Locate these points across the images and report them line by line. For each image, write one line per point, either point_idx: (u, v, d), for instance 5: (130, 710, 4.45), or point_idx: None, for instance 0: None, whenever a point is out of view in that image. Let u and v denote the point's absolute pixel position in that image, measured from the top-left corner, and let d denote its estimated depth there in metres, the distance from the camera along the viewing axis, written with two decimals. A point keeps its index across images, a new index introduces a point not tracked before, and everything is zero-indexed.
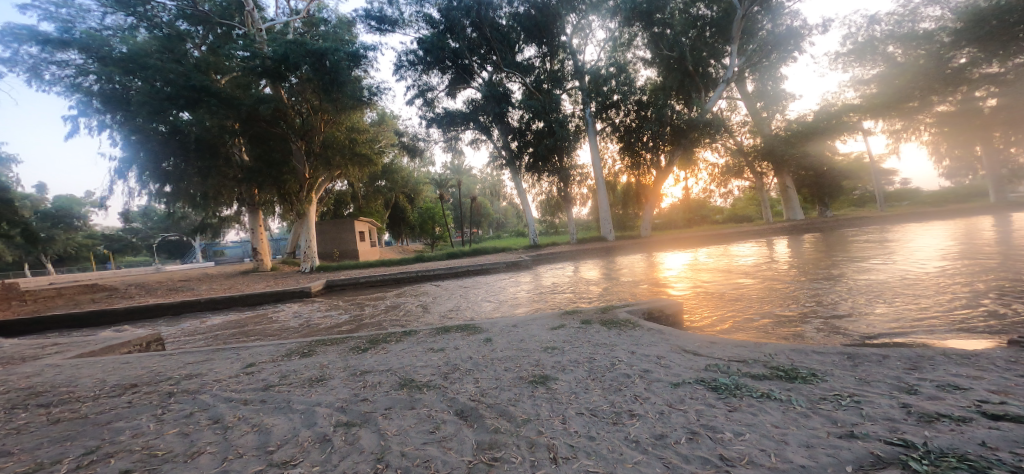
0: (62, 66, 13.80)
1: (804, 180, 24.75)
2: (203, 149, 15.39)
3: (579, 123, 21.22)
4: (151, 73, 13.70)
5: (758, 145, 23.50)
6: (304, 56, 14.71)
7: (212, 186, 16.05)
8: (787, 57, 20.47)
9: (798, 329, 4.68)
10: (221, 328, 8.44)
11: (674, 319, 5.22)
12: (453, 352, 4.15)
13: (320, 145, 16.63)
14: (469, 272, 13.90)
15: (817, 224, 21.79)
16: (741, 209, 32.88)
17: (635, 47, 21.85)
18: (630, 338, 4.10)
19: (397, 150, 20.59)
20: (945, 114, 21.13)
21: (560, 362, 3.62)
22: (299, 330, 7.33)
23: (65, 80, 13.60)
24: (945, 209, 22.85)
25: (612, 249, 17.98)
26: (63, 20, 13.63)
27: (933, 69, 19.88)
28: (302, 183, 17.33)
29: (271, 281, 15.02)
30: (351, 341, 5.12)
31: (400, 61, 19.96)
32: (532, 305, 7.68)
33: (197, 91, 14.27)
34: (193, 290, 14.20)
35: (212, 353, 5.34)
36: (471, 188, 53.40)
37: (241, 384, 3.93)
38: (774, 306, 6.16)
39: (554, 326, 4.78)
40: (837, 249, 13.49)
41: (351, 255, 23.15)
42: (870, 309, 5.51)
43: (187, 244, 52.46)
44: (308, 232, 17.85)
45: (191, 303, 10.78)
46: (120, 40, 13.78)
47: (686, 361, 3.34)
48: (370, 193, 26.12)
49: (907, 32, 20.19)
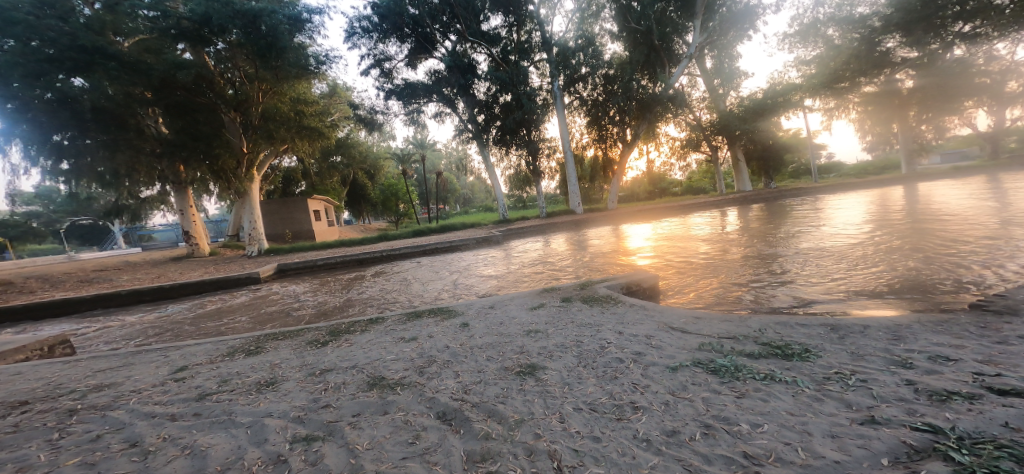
0: None
1: (752, 154, 26.10)
2: (106, 120, 13.48)
3: (547, 97, 20.81)
4: (23, 31, 11.49)
5: (714, 120, 24.44)
6: (232, 17, 12.92)
7: (124, 163, 14.14)
8: (743, 35, 21.12)
9: (773, 296, 4.78)
10: (147, 324, 7.52)
11: (651, 293, 5.16)
12: (427, 341, 3.80)
13: (259, 118, 15.19)
14: (436, 250, 13.38)
15: (766, 194, 23.19)
16: (696, 182, 34.29)
17: (602, 20, 21.62)
18: (615, 317, 3.95)
19: (353, 123, 19.36)
20: (871, 95, 22.76)
21: (546, 347, 3.38)
22: (244, 323, 6.65)
23: None
24: (865, 181, 25.05)
25: (580, 222, 18.05)
26: None
27: (863, 52, 20.96)
28: (240, 159, 15.88)
29: (213, 267, 13.66)
30: (308, 333, 4.61)
31: (354, 28, 18.43)
32: (505, 283, 7.41)
33: (89, 52, 12.24)
34: (114, 281, 12.65)
35: (134, 357, 4.63)
36: (435, 164, 52.23)
37: (170, 394, 3.39)
38: (745, 273, 6.32)
39: (534, 306, 4.54)
40: (780, 218, 14.30)
41: (307, 236, 21.69)
42: (825, 272, 5.79)
43: (108, 229, 47.33)
44: (251, 212, 16.44)
45: (111, 297, 9.55)
46: None
47: (679, 340, 3.20)
48: (324, 170, 24.44)
49: (844, 16, 21.12)
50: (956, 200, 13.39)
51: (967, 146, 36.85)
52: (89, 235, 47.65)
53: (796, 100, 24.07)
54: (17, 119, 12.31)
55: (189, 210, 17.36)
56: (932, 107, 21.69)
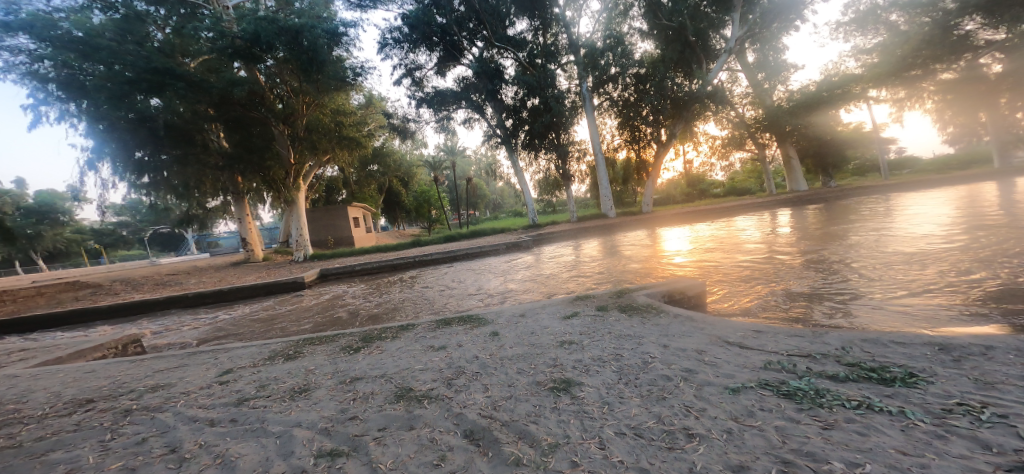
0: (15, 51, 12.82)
1: (807, 151, 24.15)
2: (177, 136, 14.59)
3: (576, 99, 20.42)
4: (107, 57, 12.60)
5: (760, 116, 22.85)
6: (278, 34, 13.65)
7: (193, 175, 15.28)
8: (790, 26, 19.52)
9: (836, 308, 4.20)
10: (206, 326, 7.86)
11: (697, 302, 4.68)
12: (456, 351, 3.59)
13: (304, 129, 15.92)
14: (468, 255, 13.30)
15: (821, 194, 21.31)
16: (741, 181, 32.33)
17: (631, 19, 20.82)
18: (658, 328, 3.55)
19: (387, 133, 19.76)
20: (949, 82, 20.27)
21: (582, 361, 3.06)
22: (290, 326, 6.79)
23: (22, 68, 12.57)
24: (942, 177, 22.38)
25: (615, 226, 17.40)
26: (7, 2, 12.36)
27: (936, 37, 18.70)
28: (289, 170, 16.61)
29: (264, 272, 14.35)
30: (342, 338, 4.56)
31: (385, 40, 18.88)
32: (535, 289, 7.10)
33: (161, 74, 13.30)
34: (182, 284, 13.63)
35: (188, 358, 4.72)
36: (466, 170, 52.77)
37: (213, 397, 3.36)
38: (799, 281, 5.69)
39: (567, 315, 4.22)
40: (841, 219, 13.03)
41: (347, 242, 22.45)
42: (892, 281, 5.11)
43: (180, 236, 51.71)
44: (298, 220, 17.16)
45: (178, 300, 10.22)
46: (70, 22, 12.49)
47: (737, 357, 2.78)
48: (363, 178, 25.25)
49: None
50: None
51: None
52: (166, 243, 52.29)
53: (857, 93, 21.97)
54: (105, 137, 13.59)
55: (246, 219, 18.43)
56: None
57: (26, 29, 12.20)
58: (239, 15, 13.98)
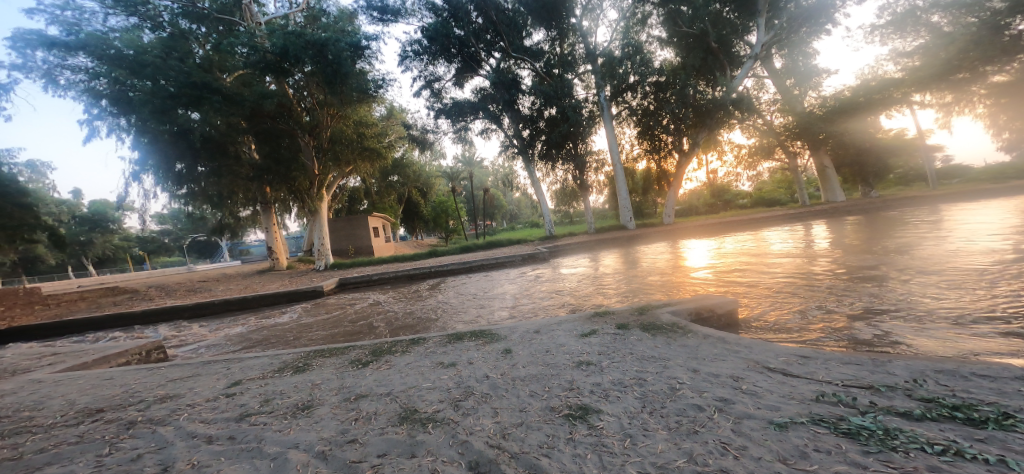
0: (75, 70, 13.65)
1: (844, 160, 22.92)
2: (213, 148, 15.14)
3: (594, 109, 20.23)
4: (151, 72, 13.26)
5: (790, 123, 21.95)
6: (305, 48, 14.08)
7: (226, 186, 15.78)
8: (820, 30, 18.64)
9: (884, 333, 3.79)
10: (228, 334, 7.92)
11: (728, 321, 4.34)
12: (467, 368, 3.40)
13: (328, 140, 16.29)
14: (484, 266, 13.14)
15: (858, 205, 20.19)
16: (769, 191, 31.11)
17: (649, 27, 20.50)
18: (686, 350, 3.25)
19: (408, 144, 19.97)
20: (1000, 86, 18.95)
21: (601, 385, 2.80)
22: (307, 336, 6.74)
23: (81, 85, 13.36)
24: (993, 187, 20.89)
25: (634, 238, 16.94)
26: (69, 24, 13.27)
27: (985, 38, 17.43)
28: (313, 180, 16.91)
29: (288, 280, 14.60)
30: (352, 351, 4.42)
31: (407, 52, 19.21)
32: (553, 303, 6.86)
33: (199, 88, 13.83)
34: (210, 291, 13.98)
35: (201, 367, 4.65)
36: (484, 180, 52.98)
37: (217, 411, 3.23)
38: (837, 299, 5.25)
39: (585, 332, 3.95)
40: (883, 231, 12.23)
41: (367, 252, 22.69)
42: (943, 302, 4.64)
43: (216, 244, 53.85)
44: (321, 229, 17.41)
45: (204, 306, 10.41)
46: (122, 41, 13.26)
47: (781, 387, 2.47)
48: (384, 188, 25.64)
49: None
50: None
51: None
52: (204, 250, 54.59)
53: (897, 98, 20.83)
54: (148, 149, 14.28)
55: (273, 228, 18.85)
56: None
57: (83, 48, 13.01)
58: (269, 29, 14.43)
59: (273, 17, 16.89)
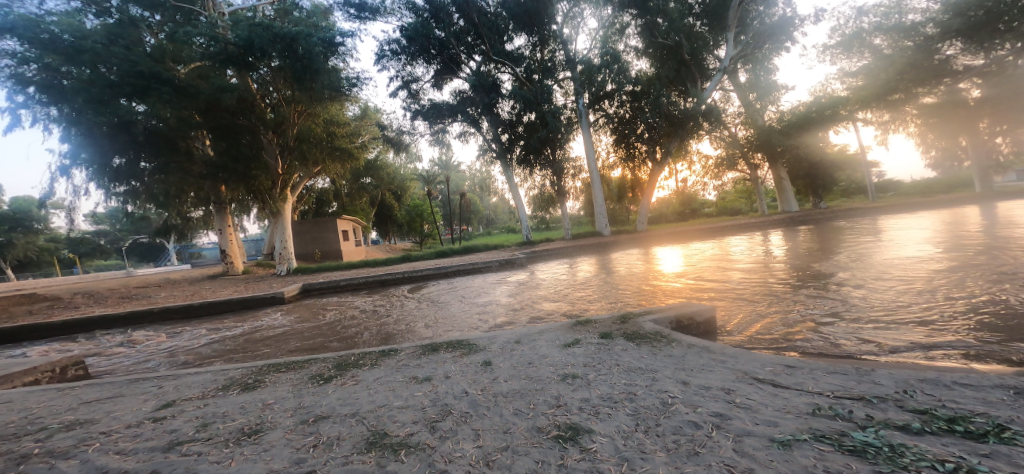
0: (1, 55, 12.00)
1: (798, 172, 24.30)
2: (159, 143, 13.97)
3: (572, 115, 20.32)
4: (90, 60, 12.01)
5: (752, 136, 23.08)
6: (272, 41, 13.23)
7: (173, 184, 14.55)
8: (781, 47, 19.82)
9: (860, 337, 3.84)
10: (170, 345, 7.20)
11: (708, 328, 4.31)
12: (443, 384, 3.13)
13: (295, 139, 15.53)
14: (459, 271, 12.78)
15: (813, 215, 21.37)
16: (731, 201, 32.53)
17: (627, 37, 20.97)
18: (673, 360, 3.14)
19: (382, 145, 19.38)
20: (931, 106, 20.68)
21: (589, 401, 2.61)
22: (263, 347, 6.21)
23: (6, 70, 11.84)
24: (930, 200, 22.69)
25: (608, 244, 17.16)
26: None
27: (918, 60, 19.18)
28: (275, 180, 15.97)
29: (242, 285, 13.60)
30: (314, 365, 4.03)
31: (383, 51, 18.62)
32: (531, 310, 6.66)
33: (145, 78, 12.74)
34: (150, 298, 12.80)
35: (129, 385, 4.10)
36: (460, 184, 52.43)
37: (140, 440, 2.79)
38: (808, 303, 5.37)
39: (568, 342, 3.77)
40: (839, 239, 12.93)
41: (334, 256, 21.67)
42: (907, 307, 4.81)
43: (160, 247, 50.22)
44: (283, 232, 16.44)
45: (143, 314, 9.48)
46: (57, 25, 11.83)
47: (773, 399, 2.35)
48: (354, 191, 24.83)
49: (894, 24, 19.66)
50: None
51: None
52: (147, 254, 50.68)
53: (844, 115, 22.31)
54: (79, 143, 12.95)
55: (227, 230, 17.62)
56: (1006, 117, 19.42)
57: (9, 30, 11.44)
58: (234, 20, 13.51)
59: (237, 8, 15.96)
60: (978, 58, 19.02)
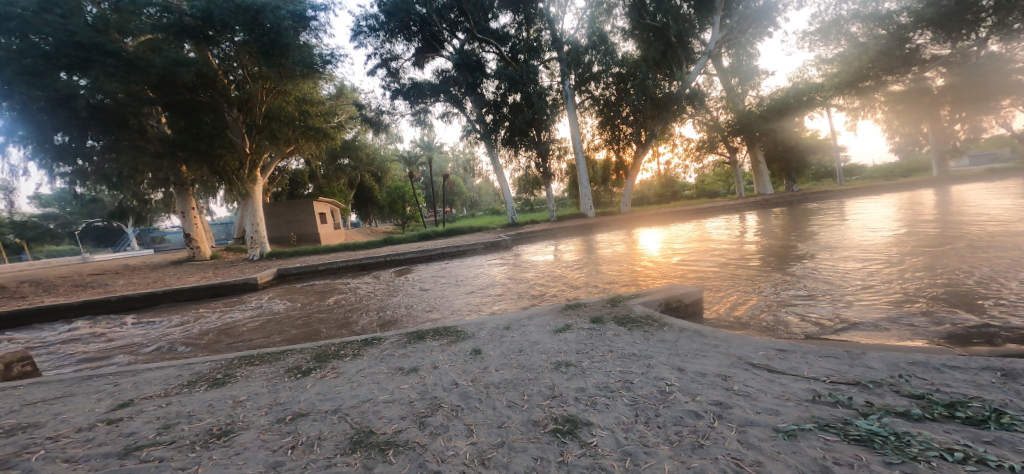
0: None
1: (775, 156, 24.92)
2: (108, 120, 12.95)
3: (558, 96, 19.94)
4: (19, 29, 10.80)
5: (733, 120, 23.44)
6: (234, 13, 12.25)
7: (127, 164, 13.58)
8: (764, 32, 20.03)
9: (843, 314, 3.89)
10: (131, 337, 6.78)
11: (696, 310, 4.30)
12: (430, 375, 2.98)
13: (263, 117, 14.73)
14: (443, 255, 12.52)
15: (789, 197, 21.98)
16: (710, 184, 33.19)
17: (613, 17, 20.62)
18: (667, 345, 3.08)
19: (360, 125, 18.68)
20: (899, 94, 21.34)
21: (585, 391, 2.52)
22: (233, 338, 5.89)
23: None
24: (896, 183, 23.71)
25: (592, 226, 17.20)
26: None
27: (890, 48, 19.67)
28: (243, 160, 15.18)
29: (212, 271, 12.97)
30: (290, 357, 3.80)
31: (360, 27, 17.73)
32: (517, 292, 6.55)
33: (87, 49, 11.65)
34: (109, 286, 12.07)
35: (82, 383, 3.79)
36: (442, 166, 51.57)
37: (91, 445, 2.56)
38: (790, 282, 5.46)
39: (558, 328, 3.67)
40: (813, 220, 13.30)
41: (311, 239, 20.96)
42: (883, 283, 4.94)
43: (121, 231, 47.72)
44: (254, 215, 15.69)
45: (100, 303, 8.92)
46: None
47: (772, 386, 2.30)
48: (332, 172, 24.03)
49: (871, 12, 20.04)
50: (993, 203, 12.41)
51: (997, 147, 35.00)
52: (108, 237, 48.16)
53: (820, 101, 22.88)
54: (15, 118, 11.80)
55: (191, 212, 16.72)
56: (967, 105, 20.26)
57: None
58: None
59: None
60: (946, 47, 19.62)
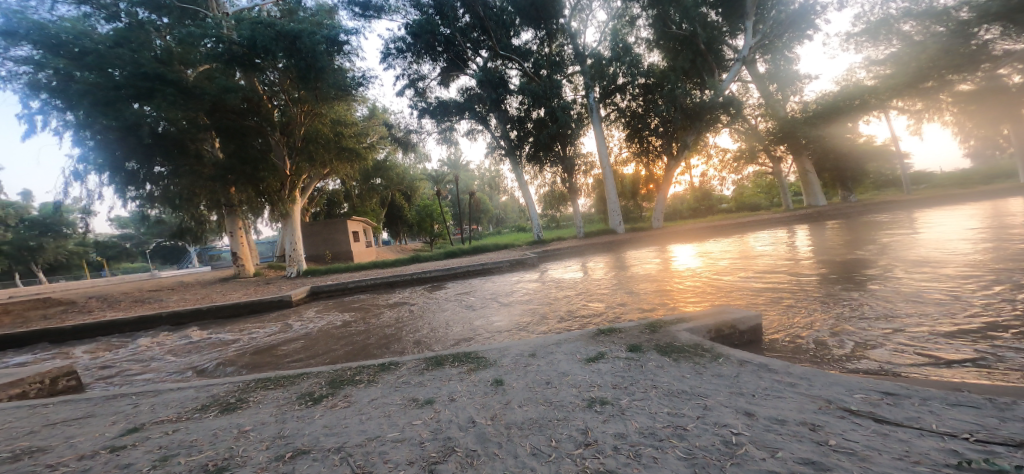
0: (14, 60, 11.90)
1: (825, 164, 23.07)
2: (168, 146, 13.88)
3: (583, 110, 19.62)
4: (95, 61, 11.95)
5: (774, 128, 22.05)
6: (275, 39, 12.93)
7: (184, 187, 14.42)
8: (802, 36, 18.83)
9: (937, 347, 3.22)
10: (170, 352, 6.89)
11: (750, 338, 3.74)
12: (448, 409, 2.62)
13: (302, 139, 15.28)
14: (469, 272, 12.29)
15: (841, 209, 20.18)
16: (749, 196, 31.37)
17: (637, 29, 20.14)
18: (725, 382, 2.57)
19: (390, 145, 19.02)
20: (967, 94, 19.28)
21: (629, 439, 2.07)
22: (259, 357, 5.79)
23: (22, 77, 11.81)
24: (967, 191, 21.29)
25: (622, 243, 16.45)
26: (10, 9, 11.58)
27: (953, 47, 18.01)
28: (285, 182, 15.66)
29: (252, 289, 13.35)
30: (305, 381, 3.58)
31: (389, 49, 18.23)
32: (546, 313, 6.12)
33: (150, 79, 12.51)
34: (162, 301, 12.67)
35: (105, 401, 3.70)
36: (470, 183, 52.11)
37: None
38: (859, 303, 4.75)
39: (590, 357, 3.23)
40: (873, 233, 12.04)
41: (345, 257, 21.43)
42: (976, 305, 4.19)
43: (182, 249, 51.24)
44: (293, 234, 16.15)
45: (150, 319, 9.27)
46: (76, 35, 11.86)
47: (886, 443, 1.76)
48: (365, 192, 24.73)
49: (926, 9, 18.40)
50: None
51: None
52: (170, 256, 51.81)
53: (871, 105, 21.11)
54: (93, 146, 12.87)
55: (238, 232, 17.52)
56: None
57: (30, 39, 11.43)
58: (237, 19, 13.22)
59: (241, 8, 15.68)
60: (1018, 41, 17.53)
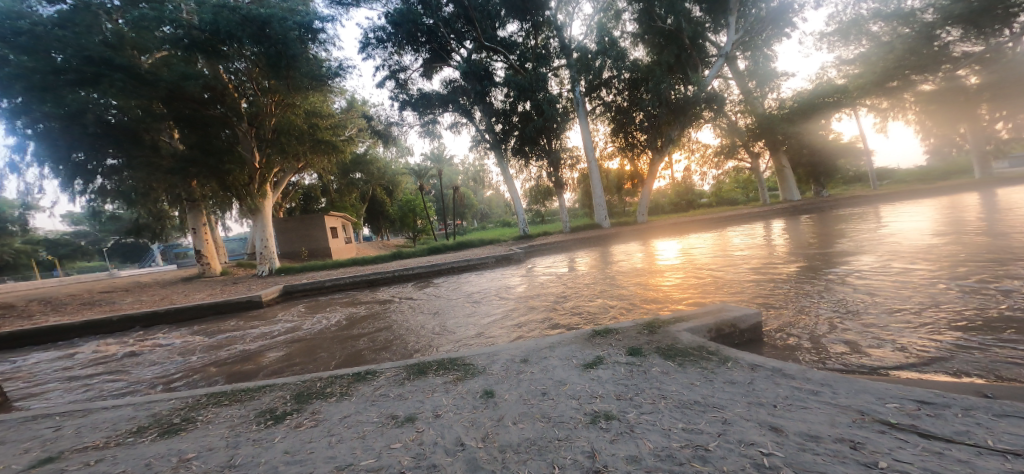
0: None
1: (800, 160, 23.61)
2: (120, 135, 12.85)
3: (568, 104, 19.33)
4: (29, 43, 10.92)
5: (752, 124, 22.40)
6: (240, 24, 12.05)
7: (140, 180, 13.41)
8: (780, 34, 19.17)
9: (949, 342, 3.08)
10: (121, 360, 6.26)
11: (751, 337, 3.55)
12: (432, 429, 2.28)
13: (273, 131, 14.39)
14: (453, 269, 11.89)
15: (817, 204, 20.67)
16: (727, 191, 31.96)
17: (623, 22, 19.96)
18: (741, 390, 2.33)
19: (370, 138, 18.25)
20: (929, 94, 20.07)
21: (647, 465, 1.78)
22: (220, 365, 5.28)
23: None
24: (930, 187, 22.18)
25: (608, 237, 16.33)
26: None
27: (919, 46, 18.60)
28: (252, 175, 14.83)
29: (218, 289, 12.51)
30: (266, 396, 3.16)
31: (368, 39, 17.47)
32: (536, 311, 5.84)
33: (97, 63, 11.46)
34: (116, 303, 11.75)
35: (26, 424, 3.18)
36: (453, 178, 51.42)
37: None
38: (856, 295, 4.65)
39: (588, 362, 2.95)
40: (853, 227, 12.24)
41: (322, 254, 20.62)
42: (976, 296, 4.11)
43: (145, 247, 48.55)
44: (263, 230, 15.34)
45: (100, 324, 8.50)
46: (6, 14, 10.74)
47: (944, 464, 1.56)
48: (344, 187, 23.81)
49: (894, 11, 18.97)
50: None
51: None
52: (132, 254, 49.07)
53: (841, 103, 21.70)
54: (32, 135, 11.78)
55: (202, 228, 16.52)
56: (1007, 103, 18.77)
57: None
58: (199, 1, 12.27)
59: None
60: (975, 43, 18.49)
